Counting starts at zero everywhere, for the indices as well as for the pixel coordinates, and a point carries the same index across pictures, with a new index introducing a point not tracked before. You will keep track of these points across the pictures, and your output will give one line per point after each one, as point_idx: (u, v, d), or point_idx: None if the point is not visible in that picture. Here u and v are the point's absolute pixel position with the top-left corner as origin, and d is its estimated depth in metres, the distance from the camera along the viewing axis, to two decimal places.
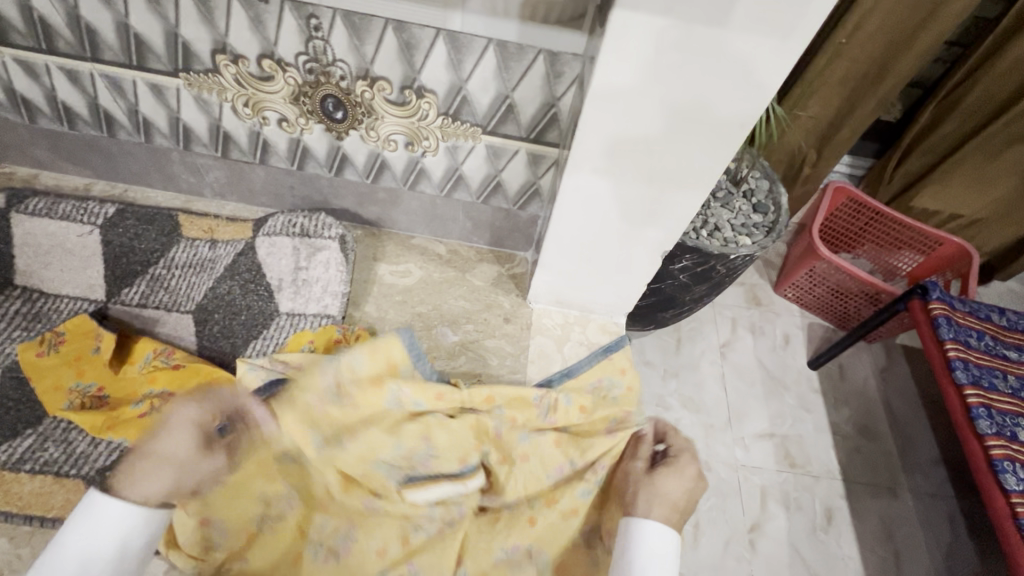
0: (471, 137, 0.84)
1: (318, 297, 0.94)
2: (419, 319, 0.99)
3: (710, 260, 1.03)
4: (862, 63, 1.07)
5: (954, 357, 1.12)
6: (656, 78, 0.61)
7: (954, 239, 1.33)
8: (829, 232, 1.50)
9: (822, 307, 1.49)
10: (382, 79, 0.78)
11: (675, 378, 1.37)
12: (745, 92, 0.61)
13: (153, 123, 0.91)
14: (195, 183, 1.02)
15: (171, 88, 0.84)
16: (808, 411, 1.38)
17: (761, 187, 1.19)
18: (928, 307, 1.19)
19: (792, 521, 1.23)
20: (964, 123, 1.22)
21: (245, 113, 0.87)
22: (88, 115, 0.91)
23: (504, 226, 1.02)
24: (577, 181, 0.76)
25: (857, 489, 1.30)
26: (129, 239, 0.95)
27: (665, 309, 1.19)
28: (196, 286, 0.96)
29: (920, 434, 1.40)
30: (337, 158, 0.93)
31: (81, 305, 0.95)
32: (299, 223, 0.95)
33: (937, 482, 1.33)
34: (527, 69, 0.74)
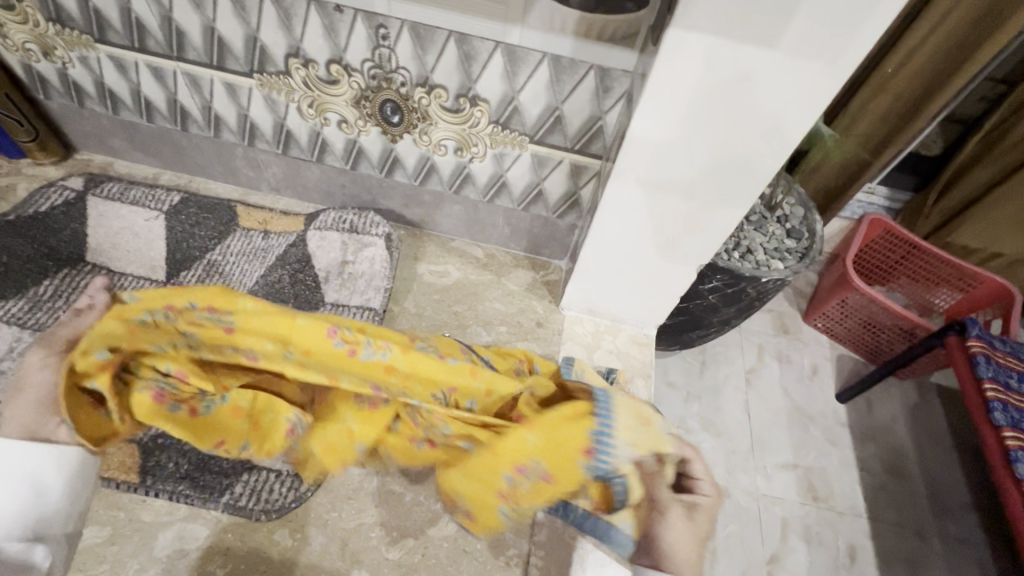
0: (517, 145, 0.89)
1: (362, 290, 0.99)
2: (454, 318, 1.02)
3: (741, 282, 1.04)
4: (908, 89, 1.07)
5: (992, 398, 1.09)
6: (703, 97, 0.64)
7: (995, 278, 1.30)
8: (863, 263, 1.49)
9: (852, 339, 1.47)
10: (440, 86, 0.83)
11: (697, 400, 1.37)
12: (785, 118, 0.64)
13: (223, 119, 0.98)
14: (254, 177, 1.09)
15: (244, 87, 0.91)
16: (834, 444, 1.36)
17: (795, 214, 1.20)
18: (966, 343, 1.16)
19: (813, 555, 1.21)
20: (1009, 159, 1.20)
21: (308, 114, 0.93)
22: (166, 109, 0.98)
23: (542, 233, 1.06)
24: (618, 191, 0.78)
25: (883, 528, 1.26)
26: (189, 227, 1.03)
27: (692, 330, 1.20)
28: (248, 272, 1.01)
29: (951, 477, 1.35)
30: (389, 160, 0.98)
31: (142, 283, 1.00)
32: (349, 219, 1.02)
33: (968, 529, 1.28)
34: (577, 83, 0.79)
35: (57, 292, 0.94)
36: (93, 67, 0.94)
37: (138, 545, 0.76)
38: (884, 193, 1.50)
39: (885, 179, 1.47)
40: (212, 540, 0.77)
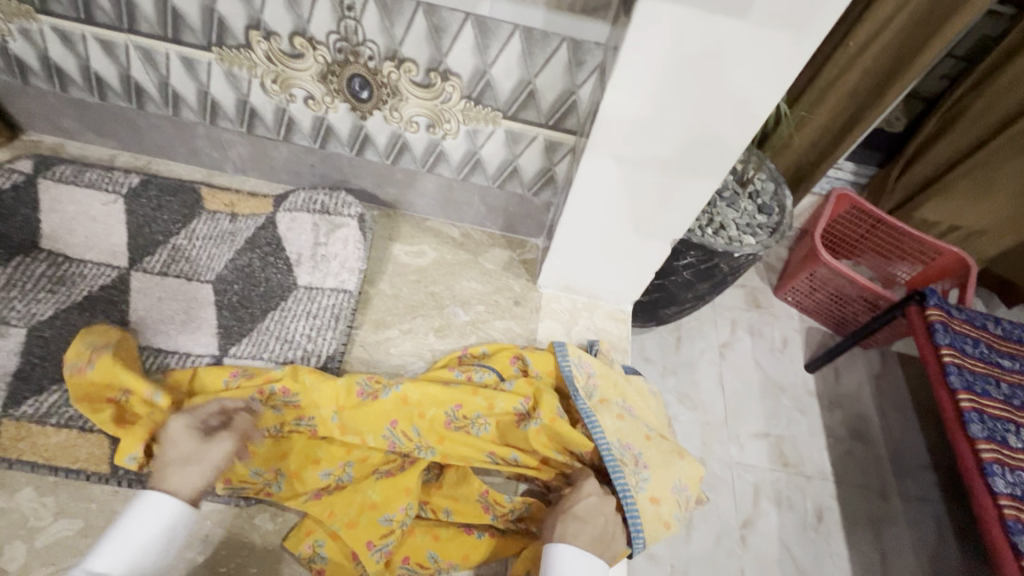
0: (491, 121, 0.87)
1: (336, 272, 0.97)
2: (431, 299, 1.01)
3: (714, 257, 1.06)
4: (875, 64, 1.09)
5: (948, 362, 1.14)
6: (675, 70, 0.64)
7: (952, 249, 1.35)
8: (830, 238, 1.54)
9: (820, 311, 1.52)
10: (409, 60, 0.81)
11: (674, 375, 1.40)
12: (750, 90, 0.65)
13: (181, 96, 0.93)
14: (218, 158, 1.05)
15: (202, 62, 0.87)
16: (802, 413, 1.41)
17: (766, 189, 1.22)
18: (926, 313, 1.21)
19: (784, 518, 1.26)
20: (970, 134, 1.24)
21: (272, 90, 0.89)
22: (118, 86, 0.93)
23: (517, 211, 1.05)
24: (592, 166, 0.78)
25: (848, 490, 1.33)
26: (151, 210, 0.99)
27: (668, 306, 1.22)
28: (216, 257, 0.98)
29: (910, 439, 1.42)
30: (360, 138, 0.96)
31: (102, 271, 0.95)
32: (319, 200, 1.00)
33: (926, 487, 1.36)
34: (550, 56, 0.78)
35: (11, 279, 0.90)
36: (36, 40, 0.88)
37: None
38: (851, 168, 1.53)
39: (852, 155, 1.51)
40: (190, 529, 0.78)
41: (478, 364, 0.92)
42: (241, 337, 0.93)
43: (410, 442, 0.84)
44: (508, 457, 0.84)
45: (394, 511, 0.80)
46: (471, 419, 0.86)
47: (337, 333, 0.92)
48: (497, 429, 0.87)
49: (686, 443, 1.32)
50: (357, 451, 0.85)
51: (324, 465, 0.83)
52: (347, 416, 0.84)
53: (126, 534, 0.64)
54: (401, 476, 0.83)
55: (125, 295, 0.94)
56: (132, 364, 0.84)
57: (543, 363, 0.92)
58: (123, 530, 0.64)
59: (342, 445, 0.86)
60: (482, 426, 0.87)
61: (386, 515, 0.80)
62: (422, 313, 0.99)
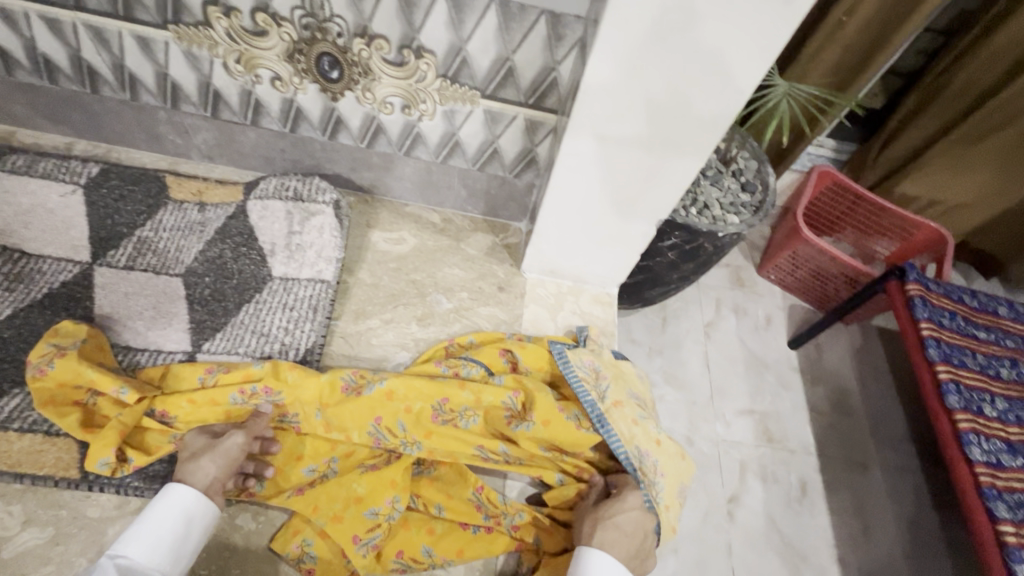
0: (468, 101, 0.84)
1: (312, 261, 0.93)
2: (412, 286, 0.98)
3: (699, 237, 1.05)
4: (859, 39, 1.08)
5: (928, 336, 1.16)
6: (658, 42, 0.61)
7: (931, 224, 1.36)
8: (812, 215, 1.54)
9: (802, 288, 1.53)
10: (380, 37, 0.77)
11: (661, 356, 1.40)
12: (737, 62, 0.62)
13: (138, 79, 0.88)
14: (183, 144, 0.99)
15: (158, 41, 0.82)
16: (787, 389, 1.43)
17: (750, 167, 1.21)
18: (905, 288, 1.22)
19: (770, 493, 1.28)
20: (952, 109, 1.24)
21: (236, 70, 0.85)
22: (69, 69, 0.88)
23: (499, 195, 1.02)
24: (574, 146, 0.75)
25: (832, 463, 1.35)
26: (113, 200, 0.94)
27: (652, 288, 1.21)
28: (185, 248, 0.94)
29: (891, 412, 1.45)
30: (332, 120, 0.91)
31: (64, 266, 0.90)
32: (292, 186, 0.96)
33: (906, 458, 1.39)
34: (528, 31, 0.74)
35: None
36: None
37: (85, 543, 0.72)
38: (833, 145, 1.52)
39: (834, 132, 1.50)
40: None
41: (465, 358, 0.89)
42: (214, 332, 0.89)
43: (395, 439, 0.82)
44: (497, 450, 0.84)
45: (381, 504, 0.79)
46: (458, 412, 0.85)
47: (316, 324, 0.89)
48: (485, 420, 0.86)
49: (673, 423, 1.32)
50: (341, 446, 0.83)
51: (309, 461, 0.82)
52: (330, 414, 0.81)
53: (145, 539, 0.66)
54: (385, 469, 0.81)
55: (89, 291, 0.89)
56: (100, 363, 0.81)
57: (535, 358, 0.91)
58: (140, 538, 0.66)
59: (326, 441, 0.84)
60: (469, 418, 0.85)
61: (371, 509, 0.78)
62: (404, 302, 0.96)
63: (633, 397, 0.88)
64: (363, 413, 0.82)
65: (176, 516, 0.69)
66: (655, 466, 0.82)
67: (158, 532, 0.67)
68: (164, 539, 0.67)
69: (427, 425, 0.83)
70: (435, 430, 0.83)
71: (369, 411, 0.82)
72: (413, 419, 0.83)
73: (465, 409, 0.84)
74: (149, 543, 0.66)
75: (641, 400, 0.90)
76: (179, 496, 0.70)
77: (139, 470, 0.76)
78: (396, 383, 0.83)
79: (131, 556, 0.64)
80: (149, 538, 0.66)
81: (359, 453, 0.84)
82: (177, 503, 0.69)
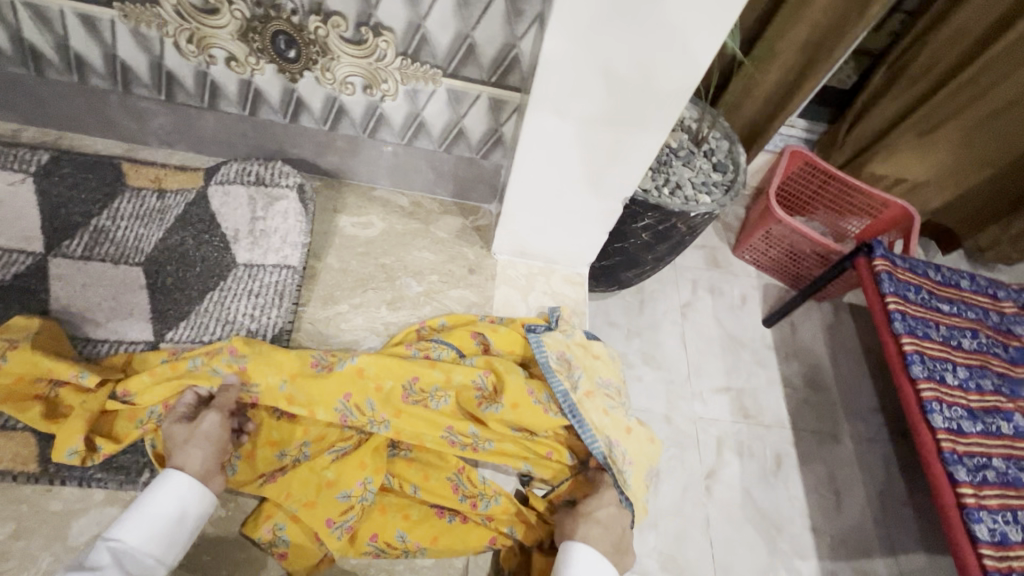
0: (431, 80, 0.83)
1: (277, 247, 0.92)
2: (382, 271, 0.97)
3: (672, 218, 1.06)
4: (824, 18, 1.09)
5: (893, 310, 1.19)
6: (614, 13, 0.61)
7: (898, 202, 1.40)
8: (784, 195, 1.56)
9: (776, 267, 1.56)
10: (337, 14, 0.75)
11: (636, 336, 1.42)
12: (694, 33, 0.63)
13: (86, 61, 0.85)
14: (138, 130, 0.96)
15: (104, 19, 0.79)
16: (759, 364, 1.46)
17: (721, 147, 1.22)
18: (872, 263, 1.25)
19: (744, 465, 1.32)
20: (915, 89, 1.27)
21: (189, 51, 0.82)
22: (11, 49, 0.84)
23: (468, 176, 1.01)
24: (537, 122, 0.75)
25: (803, 435, 1.39)
26: (66, 189, 0.91)
27: (627, 270, 1.22)
28: (145, 237, 0.91)
29: (859, 384, 1.50)
30: (293, 102, 0.89)
31: (15, 257, 0.87)
32: (253, 171, 0.94)
33: (873, 427, 1.44)
34: (487, 7, 0.73)
35: None
36: None
37: (49, 538, 0.70)
38: (802, 124, 1.54)
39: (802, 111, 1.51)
40: None
41: (436, 340, 0.89)
42: (178, 321, 0.87)
43: (363, 416, 0.81)
44: (466, 432, 0.83)
45: (352, 486, 0.78)
46: (427, 391, 0.85)
47: (283, 310, 0.88)
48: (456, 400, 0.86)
49: (650, 401, 1.34)
50: (313, 430, 0.83)
51: (279, 446, 0.81)
52: (300, 394, 0.81)
53: (138, 523, 0.66)
54: (354, 452, 0.81)
55: (44, 283, 0.86)
56: (57, 353, 0.79)
57: (507, 342, 0.91)
58: (135, 521, 0.66)
59: (301, 427, 0.83)
60: (440, 399, 0.85)
61: (343, 491, 0.78)
62: (374, 287, 0.95)
63: (602, 384, 0.89)
64: (331, 399, 0.81)
65: (172, 501, 0.68)
66: (623, 453, 0.83)
67: (155, 516, 0.66)
68: (159, 524, 0.66)
69: (396, 407, 0.82)
70: (407, 413, 0.82)
71: (338, 388, 0.81)
72: (383, 402, 0.82)
73: (436, 388, 0.84)
74: (146, 527, 0.66)
75: (611, 386, 0.90)
76: (177, 480, 0.69)
77: (104, 462, 0.75)
78: (367, 361, 0.83)
79: (127, 540, 0.64)
80: (147, 522, 0.66)
81: (331, 439, 0.83)
82: (175, 487, 0.69)
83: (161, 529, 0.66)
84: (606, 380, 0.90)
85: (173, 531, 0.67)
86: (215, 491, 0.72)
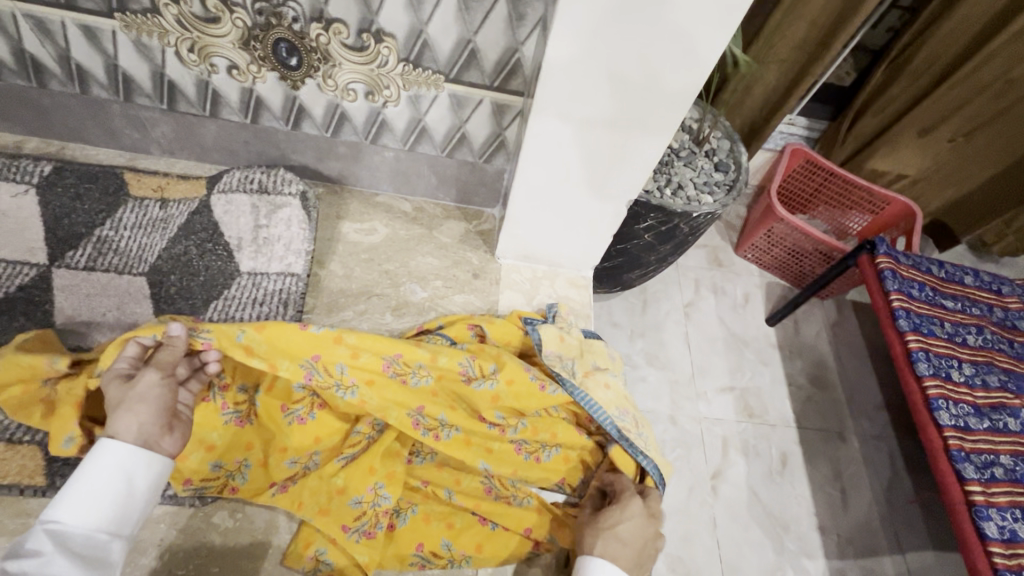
0: (433, 86, 0.82)
1: (281, 255, 0.92)
2: (386, 277, 0.97)
3: (674, 218, 1.06)
4: (824, 14, 1.08)
5: (898, 307, 1.18)
6: (617, 17, 0.61)
7: (900, 199, 1.39)
8: (785, 193, 1.56)
9: (779, 266, 1.56)
10: (338, 21, 0.75)
11: (641, 337, 1.42)
12: (697, 35, 0.62)
13: (87, 72, 0.85)
14: (140, 139, 0.96)
15: (106, 30, 0.78)
16: (764, 363, 1.46)
17: (723, 146, 1.21)
18: (875, 261, 1.24)
19: (750, 465, 1.31)
20: (916, 84, 1.26)
21: (190, 59, 0.82)
22: (12, 62, 0.84)
23: (470, 181, 1.01)
24: (539, 127, 0.75)
25: (809, 434, 1.39)
26: (69, 200, 0.90)
27: (631, 271, 1.22)
28: (148, 246, 0.91)
29: (864, 382, 1.49)
30: (294, 109, 0.89)
31: (20, 269, 0.87)
32: (256, 178, 0.93)
33: (880, 425, 1.43)
34: (488, 12, 0.73)
35: None
36: None
37: None
38: (803, 122, 1.53)
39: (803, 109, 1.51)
40: (144, 534, 0.75)
41: (432, 335, 0.90)
42: None
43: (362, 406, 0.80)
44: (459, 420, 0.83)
45: (363, 492, 0.80)
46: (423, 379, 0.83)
47: (288, 319, 0.87)
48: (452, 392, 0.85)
49: (655, 402, 1.34)
50: (324, 439, 0.83)
51: (290, 453, 0.81)
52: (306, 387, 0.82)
53: (78, 502, 0.61)
54: (363, 456, 0.82)
55: (48, 294, 0.87)
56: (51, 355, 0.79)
57: (503, 333, 0.91)
58: (74, 499, 0.61)
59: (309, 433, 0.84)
60: (421, 377, 0.83)
61: (354, 498, 0.79)
62: (378, 293, 0.95)
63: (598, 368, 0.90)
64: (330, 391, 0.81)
65: (114, 474, 0.64)
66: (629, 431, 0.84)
67: (96, 493, 0.62)
68: (105, 501, 0.63)
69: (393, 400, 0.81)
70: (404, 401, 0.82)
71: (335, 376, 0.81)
72: (381, 389, 0.81)
73: (431, 376, 0.84)
74: (87, 506, 0.62)
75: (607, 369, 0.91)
76: (113, 453, 0.64)
77: None
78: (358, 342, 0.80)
79: (66, 521, 0.60)
80: (87, 501, 0.62)
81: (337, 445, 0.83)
82: (112, 460, 0.64)
83: (110, 504, 0.63)
84: (601, 364, 0.91)
85: (124, 505, 0.64)
86: (166, 454, 0.68)
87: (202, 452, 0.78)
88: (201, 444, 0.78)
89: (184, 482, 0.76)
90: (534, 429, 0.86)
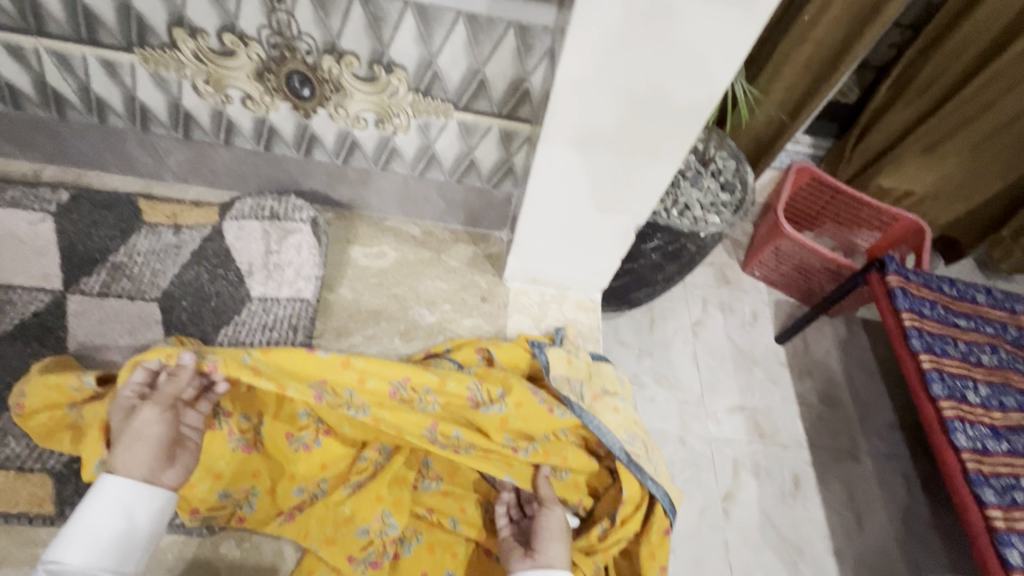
0: (442, 114, 0.84)
1: (291, 280, 0.92)
2: (394, 301, 0.97)
3: (681, 238, 1.08)
4: (827, 38, 1.10)
5: (910, 327, 1.17)
6: (623, 50, 0.63)
7: (908, 215, 1.39)
8: (792, 211, 1.55)
9: (787, 284, 1.54)
10: (350, 53, 0.77)
11: (649, 357, 1.41)
12: (703, 66, 0.64)
13: (106, 102, 0.87)
14: (154, 166, 0.98)
15: (125, 64, 0.81)
16: (775, 384, 1.44)
17: (728, 167, 1.22)
18: (886, 279, 1.23)
19: (763, 489, 1.29)
20: (921, 103, 1.27)
21: (205, 91, 0.84)
22: (34, 94, 0.87)
23: (478, 205, 1.02)
24: (549, 156, 0.76)
25: (822, 456, 1.36)
26: (85, 227, 0.92)
27: (637, 290, 1.21)
28: (161, 272, 0.92)
29: (877, 402, 1.47)
30: (306, 137, 0.91)
31: (34, 295, 0.88)
32: (269, 206, 0.95)
33: (894, 447, 1.40)
34: (497, 43, 0.74)
35: None
36: None
37: None
38: (808, 141, 1.53)
39: (809, 128, 1.51)
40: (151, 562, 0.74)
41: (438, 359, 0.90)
42: None
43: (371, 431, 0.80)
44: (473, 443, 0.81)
45: (370, 521, 0.79)
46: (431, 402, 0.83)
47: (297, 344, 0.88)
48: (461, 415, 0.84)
49: (664, 424, 1.32)
50: (331, 465, 0.82)
51: (298, 481, 0.80)
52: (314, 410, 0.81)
53: (80, 541, 0.64)
54: (371, 482, 0.81)
55: (62, 320, 0.88)
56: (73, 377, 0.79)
57: (510, 356, 0.91)
58: (74, 540, 0.64)
59: None
60: (429, 402, 0.83)
61: (361, 526, 0.79)
62: (387, 318, 0.95)
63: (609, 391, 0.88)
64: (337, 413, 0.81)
65: (115, 510, 0.66)
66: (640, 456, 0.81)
67: (96, 530, 0.65)
68: (105, 536, 0.65)
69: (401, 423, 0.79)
70: (411, 425, 0.80)
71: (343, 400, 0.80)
72: (388, 410, 0.79)
73: (439, 400, 0.83)
74: (90, 543, 0.64)
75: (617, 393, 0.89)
76: (114, 490, 0.67)
77: None
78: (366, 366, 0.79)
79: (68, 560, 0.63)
80: (88, 538, 0.64)
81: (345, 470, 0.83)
82: (113, 498, 0.67)
83: (112, 542, 0.65)
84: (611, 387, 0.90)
85: (127, 541, 0.66)
86: (166, 488, 0.71)
87: (210, 480, 0.77)
88: (208, 472, 0.77)
89: (193, 511, 0.76)
90: (545, 453, 0.83)
